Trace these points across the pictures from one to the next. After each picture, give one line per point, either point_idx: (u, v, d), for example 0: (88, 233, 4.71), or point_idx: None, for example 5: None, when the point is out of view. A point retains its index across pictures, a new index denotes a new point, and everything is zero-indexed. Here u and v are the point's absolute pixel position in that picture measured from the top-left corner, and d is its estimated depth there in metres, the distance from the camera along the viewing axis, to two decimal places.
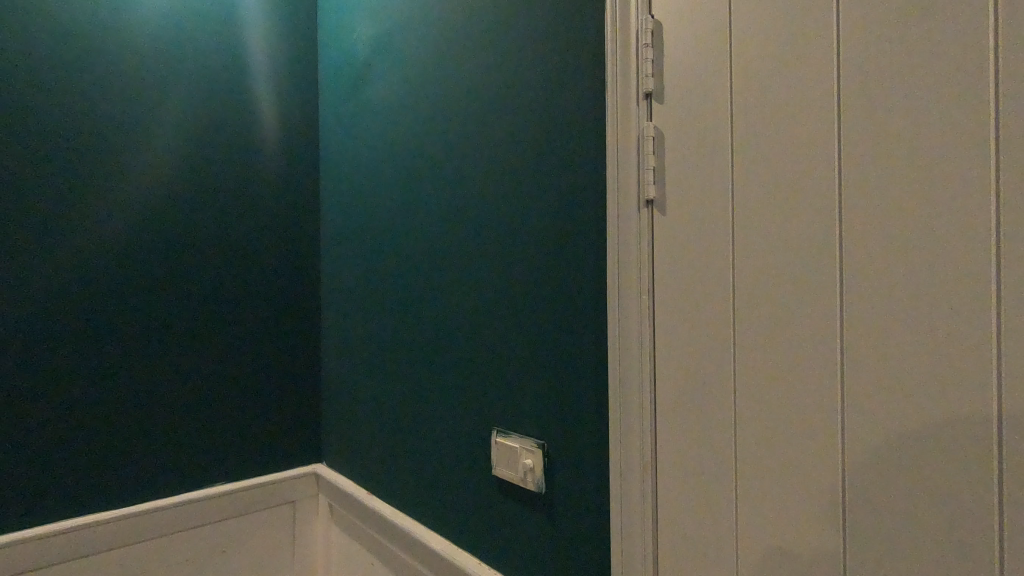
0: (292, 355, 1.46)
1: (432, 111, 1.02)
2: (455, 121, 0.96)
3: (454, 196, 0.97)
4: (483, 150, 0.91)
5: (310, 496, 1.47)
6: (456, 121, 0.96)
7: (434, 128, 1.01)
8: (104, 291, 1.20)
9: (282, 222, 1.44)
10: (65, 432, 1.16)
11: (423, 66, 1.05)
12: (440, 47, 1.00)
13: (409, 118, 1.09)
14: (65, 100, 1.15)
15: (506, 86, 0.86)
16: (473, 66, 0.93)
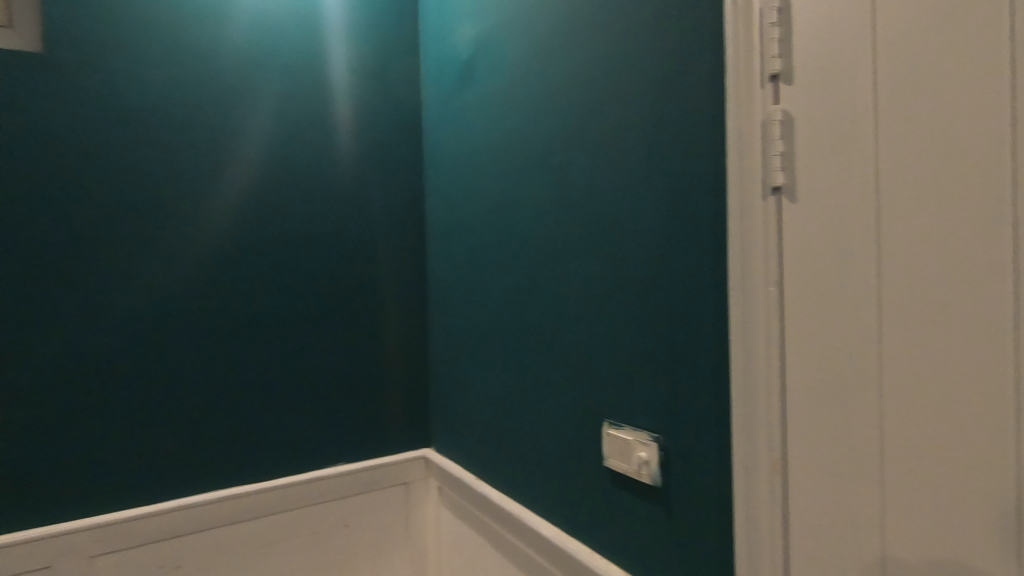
0: (401, 345, 1.55)
1: (537, 106, 1.04)
2: (561, 116, 0.98)
3: (561, 191, 0.98)
4: (590, 143, 0.91)
5: (421, 480, 1.56)
6: (563, 115, 0.97)
7: (540, 122, 1.03)
8: (240, 289, 1.35)
9: (392, 221, 1.53)
10: (211, 413, 1.32)
11: (528, 62, 1.07)
12: (546, 43, 1.01)
13: (514, 114, 1.12)
14: (205, 121, 1.32)
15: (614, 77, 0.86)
16: (580, 58, 0.93)
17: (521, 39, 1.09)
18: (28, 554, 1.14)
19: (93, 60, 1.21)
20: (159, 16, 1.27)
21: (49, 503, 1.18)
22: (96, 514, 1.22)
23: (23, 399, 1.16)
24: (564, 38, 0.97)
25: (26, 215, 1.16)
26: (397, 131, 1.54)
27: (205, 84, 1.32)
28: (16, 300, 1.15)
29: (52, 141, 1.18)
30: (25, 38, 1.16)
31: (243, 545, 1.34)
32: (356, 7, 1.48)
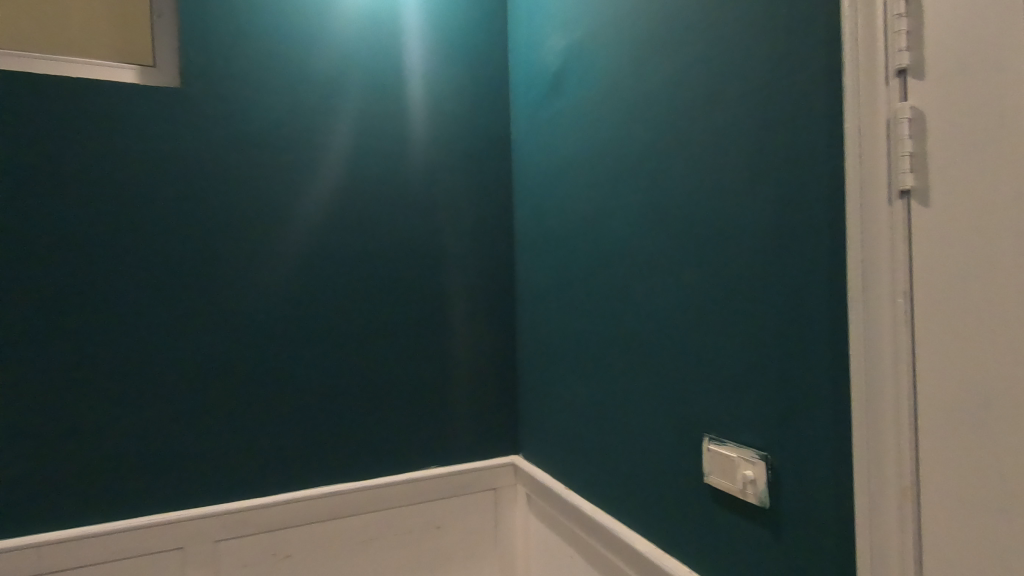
0: (491, 352, 1.58)
1: (633, 114, 1.03)
2: (659, 122, 0.96)
3: (659, 198, 0.97)
4: (690, 149, 0.89)
5: (510, 486, 1.58)
6: (661, 121, 0.96)
7: (637, 130, 1.02)
8: (345, 296, 1.43)
9: (483, 231, 1.57)
10: (318, 414, 1.40)
11: (624, 70, 1.06)
12: (643, 50, 1.01)
13: (608, 122, 1.12)
14: (314, 140, 1.41)
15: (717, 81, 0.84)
16: (680, 63, 0.91)
17: (616, 47, 1.09)
18: (162, 536, 1.25)
19: (220, 88, 1.32)
20: (276, 45, 1.37)
21: (179, 491, 1.29)
22: (218, 504, 1.31)
23: (159, 395, 1.27)
24: (663, 44, 0.96)
25: (165, 230, 1.28)
26: (487, 143, 1.58)
27: (314, 106, 1.41)
28: (155, 307, 1.27)
29: (185, 163, 1.29)
30: (166, 75, 1.30)
31: (345, 540, 1.41)
32: (451, 26, 1.55)
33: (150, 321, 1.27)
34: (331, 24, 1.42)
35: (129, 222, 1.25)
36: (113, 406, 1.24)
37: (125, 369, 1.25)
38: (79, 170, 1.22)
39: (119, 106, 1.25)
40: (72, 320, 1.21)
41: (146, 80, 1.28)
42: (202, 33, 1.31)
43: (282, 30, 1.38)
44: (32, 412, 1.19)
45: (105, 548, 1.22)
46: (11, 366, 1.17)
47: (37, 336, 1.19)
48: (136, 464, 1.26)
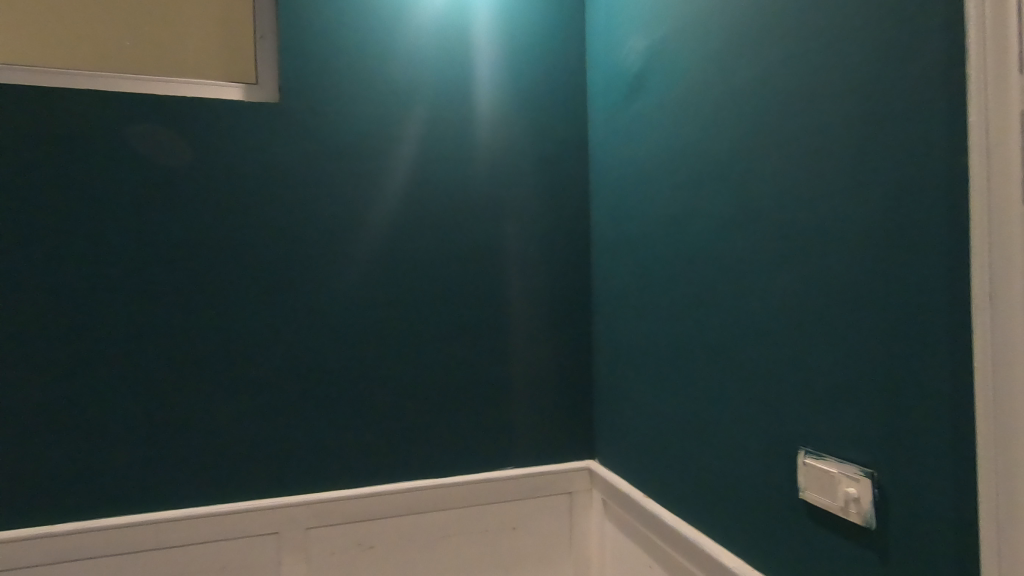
0: (567, 356, 1.58)
1: (722, 111, 1.00)
2: (752, 119, 0.93)
3: (750, 200, 0.93)
4: (787, 145, 0.85)
5: (586, 490, 1.57)
6: (754, 119, 0.92)
7: (726, 128, 0.99)
8: (427, 299, 1.47)
9: (560, 235, 1.58)
10: (401, 412, 1.45)
11: (712, 67, 1.04)
12: (734, 45, 0.98)
13: (695, 121, 1.09)
14: (399, 149, 1.46)
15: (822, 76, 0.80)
16: (775, 58, 0.88)
17: (705, 44, 1.06)
18: (259, 522, 1.34)
19: (315, 102, 1.40)
20: (365, 58, 1.44)
21: (273, 480, 1.37)
22: (309, 494, 1.38)
23: (258, 390, 1.36)
24: (757, 40, 0.92)
25: (264, 235, 1.37)
26: (564, 147, 1.59)
27: (399, 115, 1.46)
28: (255, 306, 1.36)
29: (282, 172, 1.38)
30: (267, 91, 1.39)
31: (425, 535, 1.45)
32: (529, 32, 1.56)
33: (250, 320, 1.35)
34: (416, 36, 1.47)
35: (233, 228, 1.35)
36: (218, 399, 1.33)
37: (227, 364, 1.34)
38: (190, 180, 1.32)
39: (225, 121, 1.34)
40: (183, 318, 1.32)
41: (250, 97, 1.37)
42: (298, 50, 1.39)
43: (371, 44, 1.44)
44: (149, 403, 1.29)
45: (210, 530, 1.31)
46: (133, 361, 1.29)
47: (154, 333, 1.30)
48: (237, 454, 1.34)
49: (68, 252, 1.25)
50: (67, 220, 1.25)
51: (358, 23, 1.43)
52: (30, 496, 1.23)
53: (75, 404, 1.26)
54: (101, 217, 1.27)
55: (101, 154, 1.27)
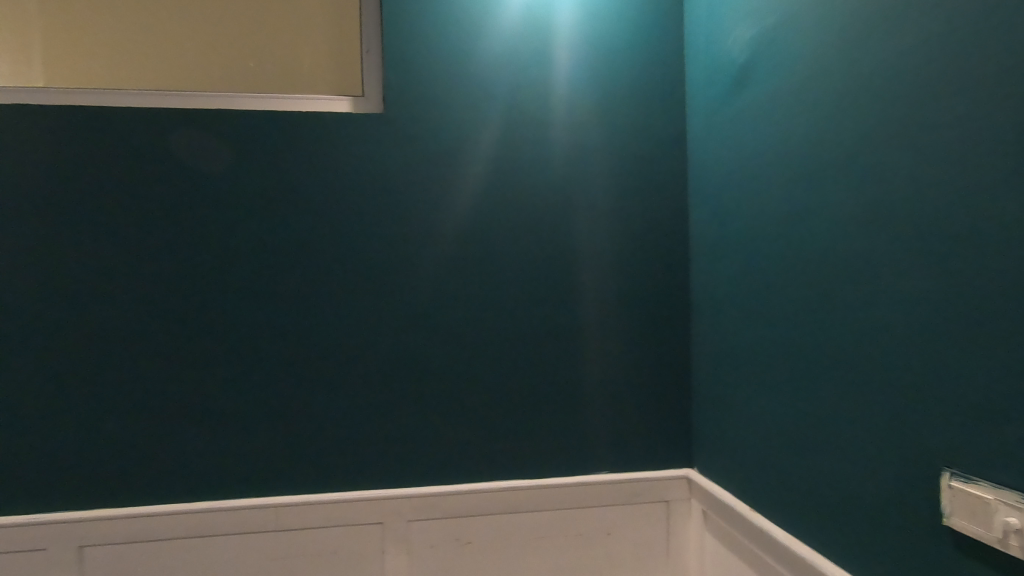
0: (665, 360, 1.53)
1: (857, 102, 0.94)
2: (895, 110, 0.86)
3: (889, 199, 0.87)
4: (939, 139, 0.79)
5: (683, 499, 1.52)
6: (896, 109, 0.86)
7: (862, 120, 0.93)
8: (522, 302, 1.49)
9: (658, 237, 1.53)
10: (498, 413, 1.47)
11: (843, 56, 0.97)
12: (871, 32, 0.91)
13: (822, 113, 1.02)
14: (496, 153, 1.48)
15: (990, 57, 0.71)
16: (923, 44, 0.81)
17: (834, 31, 0.99)
18: (366, 511, 1.41)
19: (416, 111, 1.45)
20: (464, 65, 1.47)
21: (377, 473, 1.43)
22: (410, 487, 1.44)
23: (366, 387, 1.43)
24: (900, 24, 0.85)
25: (371, 240, 1.44)
26: (662, 146, 1.54)
27: (494, 119, 1.48)
28: (361, 307, 1.43)
29: (386, 179, 1.44)
30: (373, 102, 1.45)
31: (521, 535, 1.46)
32: (626, 27, 1.53)
33: (358, 320, 1.43)
34: (513, 42, 1.49)
35: (344, 233, 1.43)
36: (329, 394, 1.42)
37: (335, 361, 1.42)
38: (303, 189, 1.41)
39: (337, 133, 1.43)
40: (297, 317, 1.41)
41: (357, 108, 1.44)
42: (402, 61, 1.45)
43: (470, 52, 1.47)
44: (270, 396, 1.40)
45: (322, 516, 1.39)
46: (255, 357, 1.39)
47: (272, 331, 1.40)
48: (346, 446, 1.42)
49: (202, 258, 1.38)
50: (202, 228, 1.38)
51: (458, 32, 1.47)
52: (166, 477, 1.37)
53: (208, 395, 1.38)
54: (230, 225, 1.39)
55: (230, 166, 1.39)
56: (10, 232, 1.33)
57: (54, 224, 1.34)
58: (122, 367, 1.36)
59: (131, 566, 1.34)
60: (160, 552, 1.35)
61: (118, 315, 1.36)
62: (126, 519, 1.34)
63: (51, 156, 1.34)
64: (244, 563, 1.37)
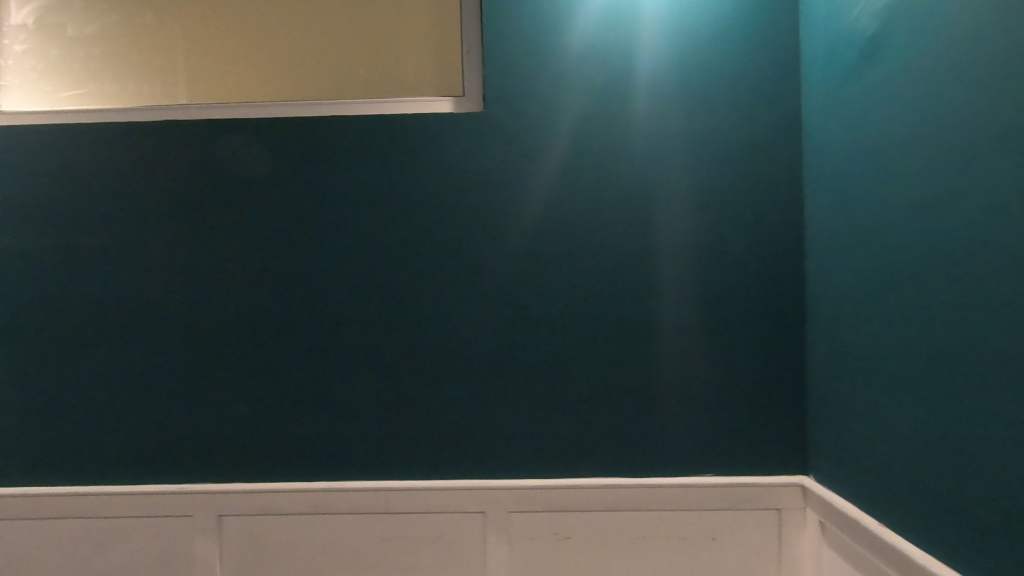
0: (775, 360, 1.44)
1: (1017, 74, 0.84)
2: None
3: None
4: None
5: (797, 509, 1.42)
6: None
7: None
8: (621, 297, 1.46)
9: (770, 229, 1.44)
10: (597, 410, 1.46)
11: (999, 22, 0.86)
12: None
13: (972, 88, 0.91)
14: (596, 147, 1.46)
15: None
16: None
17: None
18: (468, 500, 1.45)
19: (515, 108, 1.46)
20: (564, 59, 1.46)
21: (478, 464, 1.47)
22: (510, 479, 1.46)
23: (467, 379, 1.47)
24: None
25: (471, 237, 1.47)
26: (775, 130, 1.44)
27: (592, 112, 1.46)
28: (463, 303, 1.47)
29: (486, 177, 1.47)
30: (474, 100, 1.48)
31: (622, 534, 1.44)
32: (733, 7, 1.45)
33: (460, 316, 1.47)
34: (615, 31, 1.45)
35: (446, 231, 1.47)
36: (432, 386, 1.47)
37: (438, 355, 1.47)
38: (409, 190, 1.47)
39: (439, 133, 1.47)
40: (403, 312, 1.47)
41: (459, 108, 1.48)
42: (502, 61, 1.46)
43: (570, 45, 1.46)
44: (379, 385, 1.48)
45: (427, 502, 1.45)
46: (364, 350, 1.48)
47: (380, 325, 1.48)
48: (449, 436, 1.47)
49: (318, 256, 1.48)
50: (320, 228, 1.48)
51: (558, 25, 1.46)
52: (289, 459, 1.49)
53: (324, 384, 1.48)
54: (344, 225, 1.48)
55: (343, 170, 1.48)
56: (160, 234, 1.50)
57: (196, 227, 1.50)
58: (252, 356, 1.49)
59: (260, 537, 1.47)
60: (285, 526, 1.47)
61: (248, 309, 1.49)
62: (257, 494, 1.47)
63: (193, 165, 1.50)
64: (357, 542, 1.46)
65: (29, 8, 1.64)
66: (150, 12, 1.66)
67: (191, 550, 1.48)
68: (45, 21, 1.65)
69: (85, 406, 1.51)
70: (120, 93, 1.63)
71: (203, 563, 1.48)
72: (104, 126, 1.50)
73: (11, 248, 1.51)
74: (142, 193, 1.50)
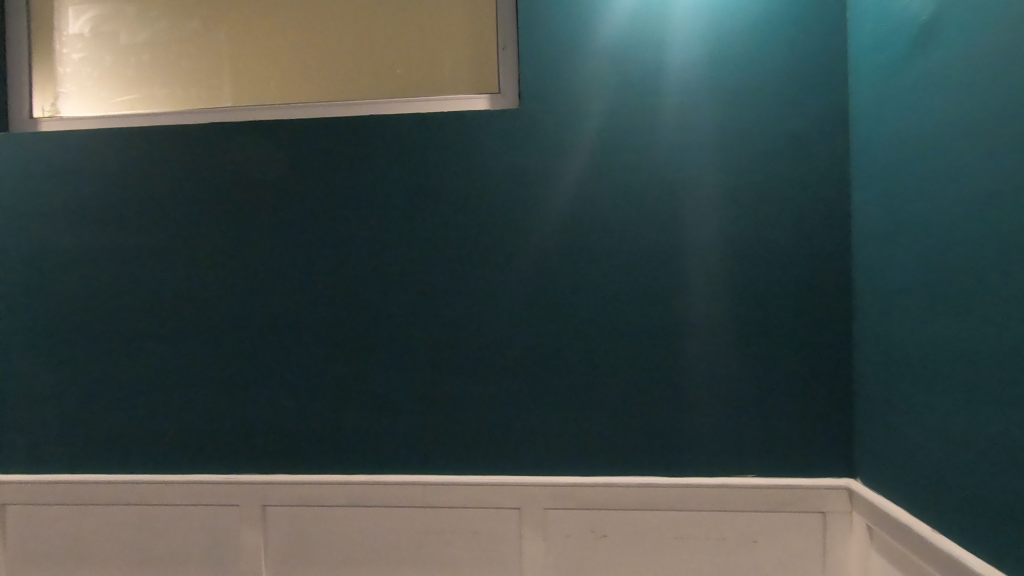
0: (820, 358, 1.40)
1: None
2: None
3: None
4: None
5: (843, 512, 1.38)
6: None
7: None
8: (658, 294, 1.44)
9: (814, 224, 1.40)
10: (634, 409, 1.45)
11: None
12: None
13: None
14: (633, 141, 1.44)
15: None
16: None
17: None
18: (505, 496, 1.46)
19: (551, 104, 1.46)
20: (600, 53, 1.45)
21: (513, 460, 1.48)
22: (546, 476, 1.47)
23: (503, 376, 1.48)
24: None
25: (506, 234, 1.47)
26: (820, 122, 1.39)
27: (627, 107, 1.44)
28: (498, 300, 1.48)
29: (522, 173, 1.47)
30: (509, 99, 1.51)
31: (660, 534, 1.42)
32: None
33: (496, 313, 1.48)
34: (653, 23, 1.43)
35: (481, 228, 1.48)
36: (468, 382, 1.48)
37: (473, 351, 1.48)
38: (445, 188, 1.49)
39: (475, 131, 1.48)
40: (439, 308, 1.49)
41: (494, 105, 1.52)
42: (537, 57, 1.46)
43: (606, 38, 1.44)
44: (417, 381, 1.50)
45: (463, 497, 1.47)
46: (401, 345, 1.50)
47: (416, 321, 1.50)
48: (486, 432, 1.48)
49: (356, 254, 1.51)
50: (358, 226, 1.51)
51: (594, 19, 1.44)
52: (329, 452, 1.52)
53: (362, 379, 1.51)
54: (381, 223, 1.50)
55: (381, 169, 1.50)
56: (208, 234, 1.55)
57: (240, 227, 1.54)
58: (293, 351, 1.53)
59: (302, 527, 1.51)
60: (326, 517, 1.51)
61: (289, 306, 1.53)
62: (298, 486, 1.51)
63: (238, 165, 1.54)
64: (395, 535, 1.49)
65: (86, 18, 1.73)
66: (196, 18, 1.71)
67: (237, 537, 1.53)
68: (100, 30, 1.73)
69: (138, 398, 1.58)
70: (169, 98, 1.70)
71: (248, 551, 1.53)
72: (154, 130, 1.56)
73: (70, 247, 1.59)
74: (191, 194, 1.56)
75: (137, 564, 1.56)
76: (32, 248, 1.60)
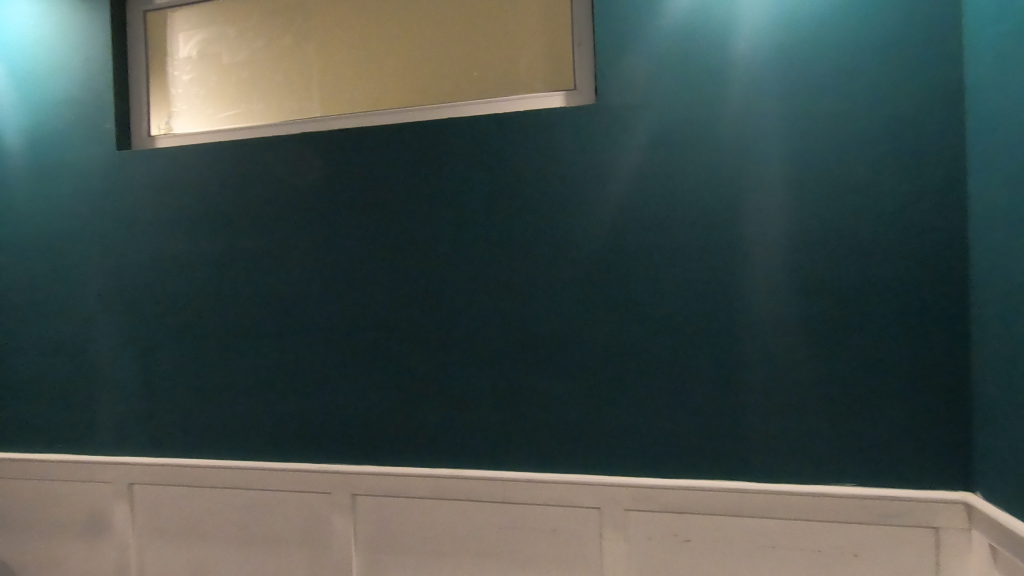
0: (929, 359, 1.28)
1: None
2: None
3: None
4: None
5: (959, 529, 1.25)
6: None
7: None
8: (743, 291, 1.37)
9: (921, 213, 1.28)
10: (717, 409, 1.39)
11: None
12: None
13: None
14: (713, 131, 1.38)
15: None
16: None
17: None
18: (584, 495, 1.45)
19: (625, 97, 1.43)
20: (676, 42, 1.40)
21: (591, 458, 1.47)
22: (625, 476, 1.44)
23: (579, 373, 1.47)
24: None
25: (581, 231, 1.46)
26: (926, 101, 1.27)
27: (706, 96, 1.38)
28: (574, 297, 1.47)
29: (596, 169, 1.45)
30: (585, 95, 1.51)
31: (748, 542, 1.36)
32: None
33: (572, 309, 1.47)
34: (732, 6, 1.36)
35: (556, 225, 1.48)
36: (544, 379, 1.49)
37: (549, 348, 1.49)
38: (521, 186, 1.50)
39: (548, 129, 1.47)
40: (514, 306, 1.50)
41: (570, 102, 1.52)
42: (612, 51, 1.44)
43: (681, 25, 1.39)
44: (495, 377, 1.52)
45: (542, 494, 1.47)
46: (478, 342, 1.53)
47: (492, 318, 1.52)
48: (563, 429, 1.48)
49: (434, 254, 1.56)
50: (435, 226, 1.55)
51: (669, 7, 1.39)
52: (411, 445, 1.58)
53: (441, 375, 1.56)
54: (457, 222, 1.54)
55: (458, 170, 1.54)
56: (299, 237, 1.65)
57: (327, 229, 1.63)
58: (376, 347, 1.60)
59: (388, 517, 1.58)
60: (410, 508, 1.56)
61: (373, 304, 1.60)
62: (383, 476, 1.58)
63: (326, 172, 1.63)
64: (476, 529, 1.52)
65: (193, 43, 1.90)
66: (286, 36, 1.83)
67: (329, 523, 1.63)
68: (205, 52, 1.89)
69: (240, 390, 1.71)
70: (264, 111, 1.83)
71: (339, 537, 1.62)
72: (251, 142, 1.69)
73: (181, 252, 1.75)
74: (284, 201, 1.67)
75: (242, 543, 1.69)
76: (150, 254, 1.77)
